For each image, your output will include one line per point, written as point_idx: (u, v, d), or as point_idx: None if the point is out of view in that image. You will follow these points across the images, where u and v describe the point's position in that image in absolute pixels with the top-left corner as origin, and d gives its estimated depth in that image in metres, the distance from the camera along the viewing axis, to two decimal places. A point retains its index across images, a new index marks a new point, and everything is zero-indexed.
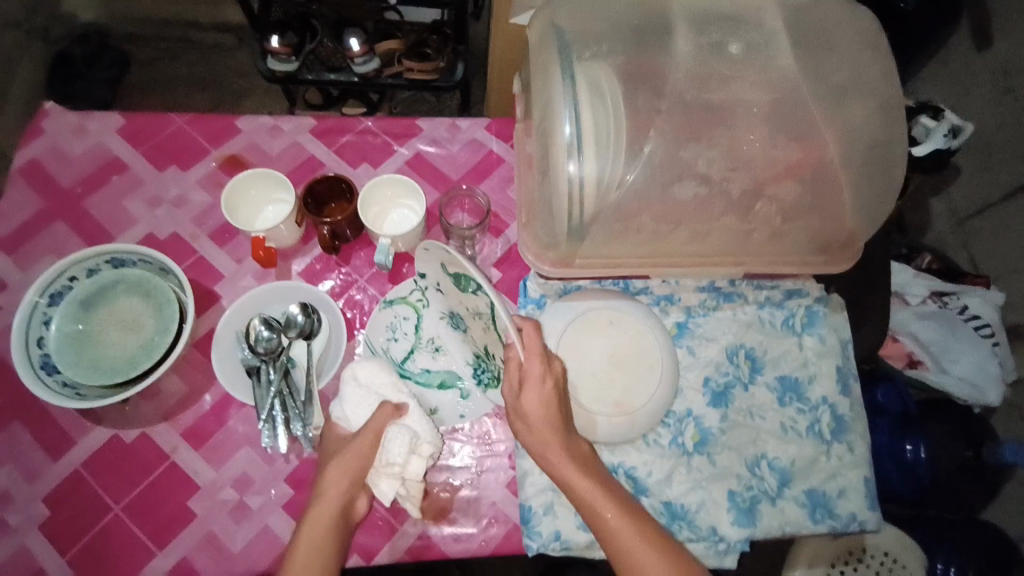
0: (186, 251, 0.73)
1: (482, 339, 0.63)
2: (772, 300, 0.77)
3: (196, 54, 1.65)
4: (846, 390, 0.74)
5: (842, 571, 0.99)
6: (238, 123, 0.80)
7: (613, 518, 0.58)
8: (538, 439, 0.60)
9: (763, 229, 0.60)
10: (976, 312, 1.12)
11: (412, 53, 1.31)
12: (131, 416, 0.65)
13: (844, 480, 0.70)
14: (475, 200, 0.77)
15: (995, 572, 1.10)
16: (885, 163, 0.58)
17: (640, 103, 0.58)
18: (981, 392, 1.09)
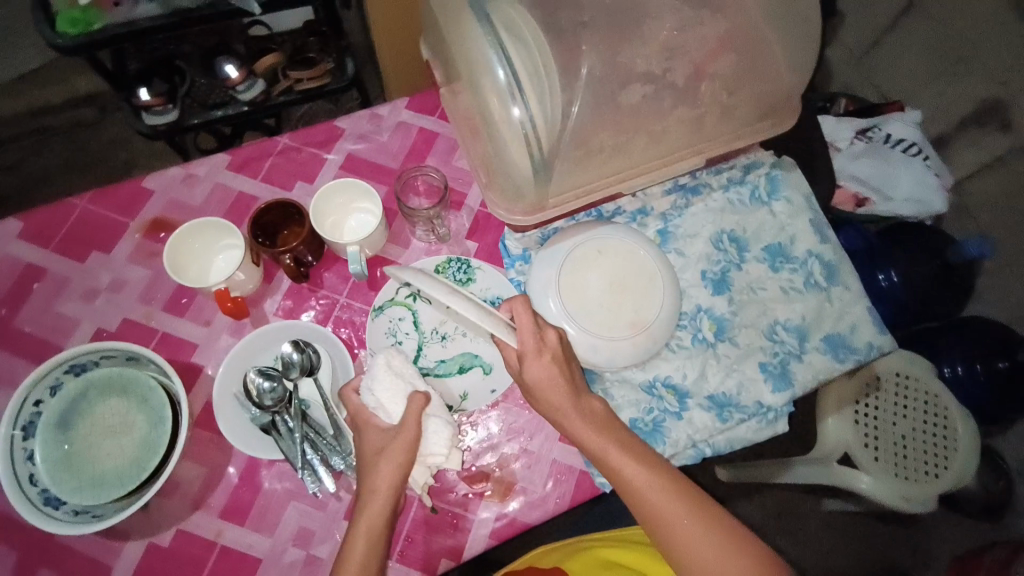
0: (146, 333, 0.68)
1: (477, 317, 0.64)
2: (734, 179, 0.79)
3: (59, 139, 1.49)
4: (825, 238, 0.77)
5: (867, 403, 1.06)
6: (148, 184, 0.73)
7: (646, 485, 0.56)
8: (549, 408, 0.59)
9: (714, 108, 0.60)
10: (900, 136, 1.20)
11: (297, 63, 1.24)
12: (159, 518, 0.61)
13: (852, 317, 0.74)
14: (428, 179, 0.74)
15: (999, 355, 1.16)
16: (803, 9, 0.60)
17: (563, 23, 0.56)
18: (928, 204, 1.19)
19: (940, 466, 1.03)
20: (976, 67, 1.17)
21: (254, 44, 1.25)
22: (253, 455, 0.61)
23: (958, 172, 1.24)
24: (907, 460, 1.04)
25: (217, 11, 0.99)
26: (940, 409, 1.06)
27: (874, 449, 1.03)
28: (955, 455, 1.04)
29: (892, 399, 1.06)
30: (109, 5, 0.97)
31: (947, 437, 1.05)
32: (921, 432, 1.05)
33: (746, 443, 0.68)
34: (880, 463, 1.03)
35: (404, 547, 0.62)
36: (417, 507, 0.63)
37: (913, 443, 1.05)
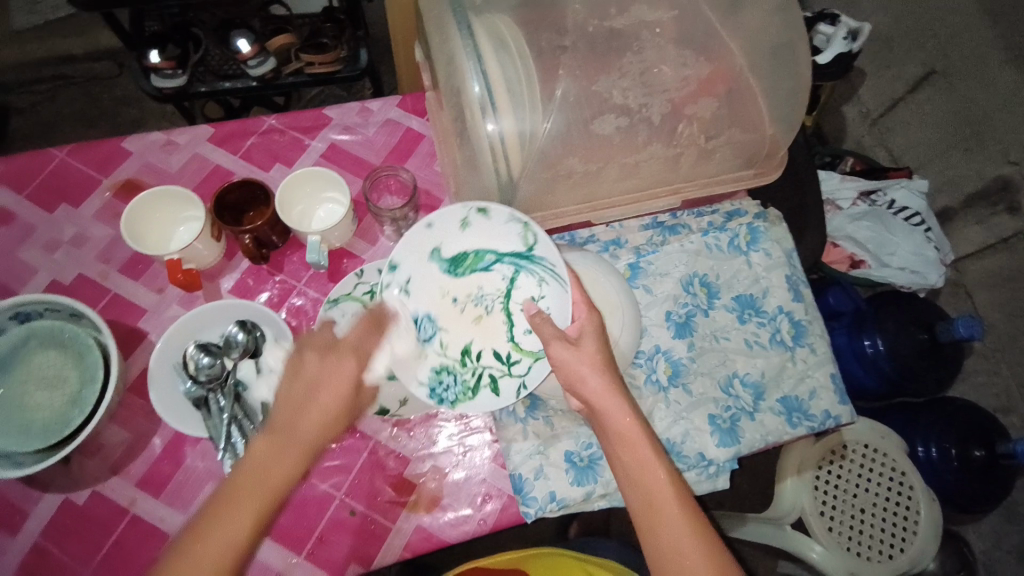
0: (98, 292, 0.67)
1: (467, 334, 0.60)
2: (715, 225, 0.78)
3: (76, 90, 1.52)
4: (799, 296, 0.76)
5: (829, 470, 1.04)
6: (127, 145, 0.74)
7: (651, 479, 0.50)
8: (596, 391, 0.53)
9: (690, 149, 0.60)
10: (904, 205, 1.18)
11: (308, 47, 1.24)
12: (75, 476, 0.60)
13: (814, 381, 0.72)
14: (400, 179, 0.74)
15: (976, 442, 1.13)
16: (792, 64, 0.59)
17: (543, 44, 0.56)
18: (922, 275, 1.17)
19: (896, 547, 0.99)
20: (991, 143, 1.21)
21: (270, 22, 1.25)
22: (179, 430, 0.60)
23: (959, 248, 1.22)
24: (863, 534, 1.00)
25: None
26: (906, 488, 1.02)
27: (828, 516, 1.01)
28: (914, 539, 0.99)
29: (856, 469, 1.04)
30: None
31: (909, 518, 1.01)
32: (881, 508, 1.02)
33: None
34: (832, 534, 1.00)
35: (313, 547, 0.61)
36: (336, 508, 0.62)
37: (871, 518, 1.02)
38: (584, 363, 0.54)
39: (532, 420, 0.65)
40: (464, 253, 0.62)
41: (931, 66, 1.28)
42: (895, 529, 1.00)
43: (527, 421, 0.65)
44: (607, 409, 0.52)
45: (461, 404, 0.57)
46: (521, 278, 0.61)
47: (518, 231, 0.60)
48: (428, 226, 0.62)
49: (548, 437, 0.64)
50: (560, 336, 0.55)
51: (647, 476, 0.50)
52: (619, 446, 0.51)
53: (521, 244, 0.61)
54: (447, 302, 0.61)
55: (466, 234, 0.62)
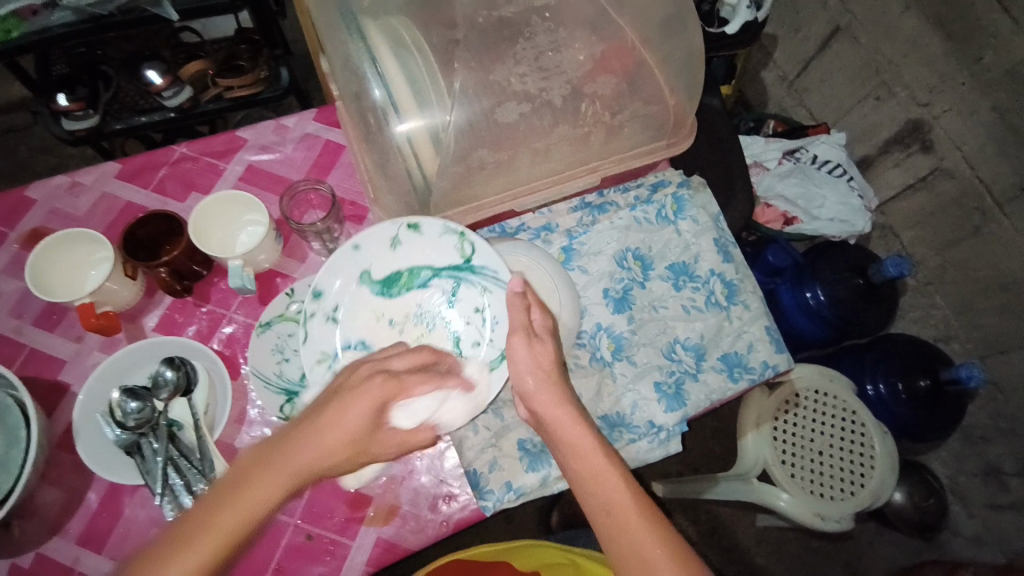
0: (14, 349, 0.64)
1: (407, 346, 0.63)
2: (641, 198, 0.80)
3: None
4: (728, 257, 0.78)
5: (785, 420, 1.08)
6: (31, 193, 0.71)
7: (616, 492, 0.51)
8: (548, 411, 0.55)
9: (598, 128, 0.61)
10: (825, 158, 1.25)
11: (226, 71, 1.21)
12: (9, 544, 0.57)
13: (750, 336, 0.75)
14: (321, 193, 0.73)
15: (921, 373, 1.18)
16: (683, 33, 0.61)
17: (435, 40, 0.57)
18: (851, 224, 1.22)
19: (856, 484, 1.04)
20: (897, 90, 1.16)
21: (182, 50, 1.22)
22: (115, 480, 0.58)
23: (882, 193, 1.28)
24: (825, 477, 1.05)
25: (133, 17, 0.96)
26: (858, 425, 1.07)
27: (790, 466, 1.05)
28: (872, 474, 1.04)
29: (811, 416, 1.08)
30: (28, 14, 0.92)
31: (866, 455, 1.05)
32: (838, 449, 1.06)
33: (638, 462, 0.68)
34: (795, 480, 1.04)
35: None
36: (291, 534, 0.61)
37: (830, 460, 1.06)
38: (533, 379, 0.57)
39: (482, 413, 0.66)
40: (399, 272, 0.63)
41: (836, 23, 1.25)
42: (855, 468, 1.05)
43: (477, 414, 0.65)
44: (563, 425, 0.54)
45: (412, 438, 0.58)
46: (460, 289, 0.64)
47: (453, 243, 0.63)
48: (356, 248, 0.62)
49: (501, 428, 0.65)
50: (526, 328, 0.58)
51: (601, 483, 0.52)
52: (575, 460, 0.53)
53: (458, 257, 0.63)
54: (382, 326, 0.62)
55: (396, 253, 0.63)
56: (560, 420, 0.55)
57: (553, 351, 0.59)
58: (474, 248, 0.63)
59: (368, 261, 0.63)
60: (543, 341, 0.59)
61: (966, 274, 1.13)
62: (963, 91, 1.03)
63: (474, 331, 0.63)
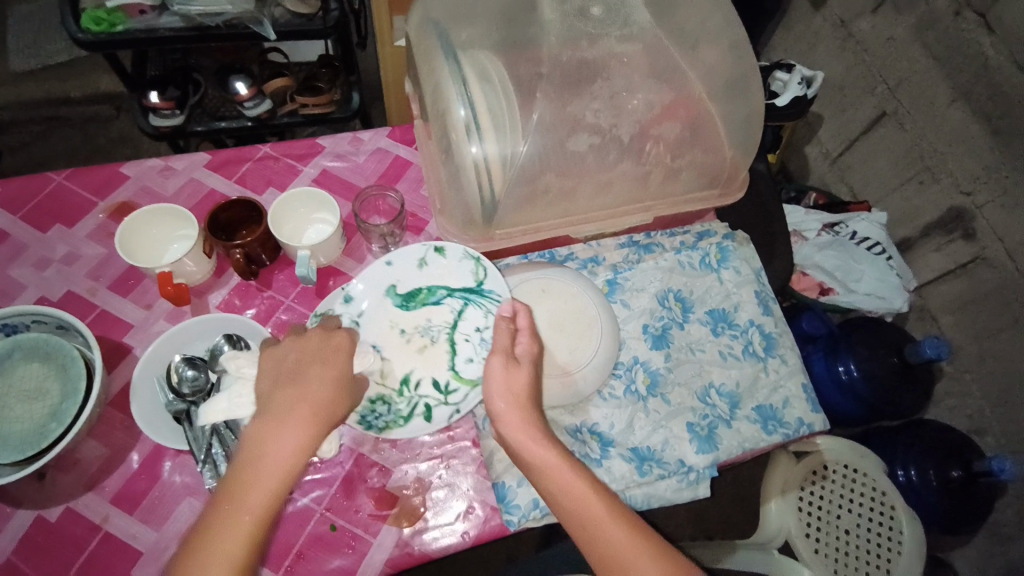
0: (85, 307, 0.68)
1: (411, 361, 0.64)
2: (687, 244, 0.83)
3: (70, 129, 1.54)
4: (768, 311, 0.80)
5: (812, 492, 1.04)
6: (124, 170, 0.77)
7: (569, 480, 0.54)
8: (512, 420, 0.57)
9: (658, 168, 0.65)
10: (865, 235, 1.24)
11: (304, 89, 1.31)
12: (50, 490, 0.59)
13: (786, 391, 0.75)
14: (390, 201, 0.78)
15: (954, 462, 1.14)
16: (747, 94, 0.66)
17: (521, 72, 0.62)
18: (888, 301, 1.22)
19: (882, 568, 0.98)
20: (941, 177, 1.18)
21: (268, 66, 1.33)
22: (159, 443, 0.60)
23: (921, 275, 1.28)
24: (850, 556, 1.00)
25: (236, 31, 1.06)
26: (887, 508, 1.03)
27: (815, 540, 1.01)
28: (899, 559, 0.99)
29: (839, 490, 1.05)
30: (134, 12, 1.03)
31: (893, 538, 1.00)
32: (865, 529, 1.02)
33: (665, 501, 0.67)
34: (819, 556, 0.99)
35: (292, 562, 0.59)
36: (315, 522, 0.61)
37: (855, 539, 1.01)
38: (503, 402, 0.57)
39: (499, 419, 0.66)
40: (418, 288, 0.67)
41: (883, 107, 1.29)
42: (881, 549, 1.00)
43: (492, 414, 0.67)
44: (535, 454, 0.55)
45: (390, 431, 0.61)
46: (469, 311, 0.67)
47: (471, 267, 0.67)
48: (388, 265, 0.67)
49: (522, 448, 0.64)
50: (506, 352, 0.59)
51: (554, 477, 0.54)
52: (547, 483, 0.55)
53: (471, 279, 0.67)
54: (393, 334, 0.65)
55: (422, 273, 0.68)
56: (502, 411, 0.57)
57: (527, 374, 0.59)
58: (488, 273, 0.67)
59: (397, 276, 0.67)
60: (519, 366, 0.59)
61: (1005, 364, 1.11)
62: (1005, 183, 1.05)
63: (470, 348, 0.65)
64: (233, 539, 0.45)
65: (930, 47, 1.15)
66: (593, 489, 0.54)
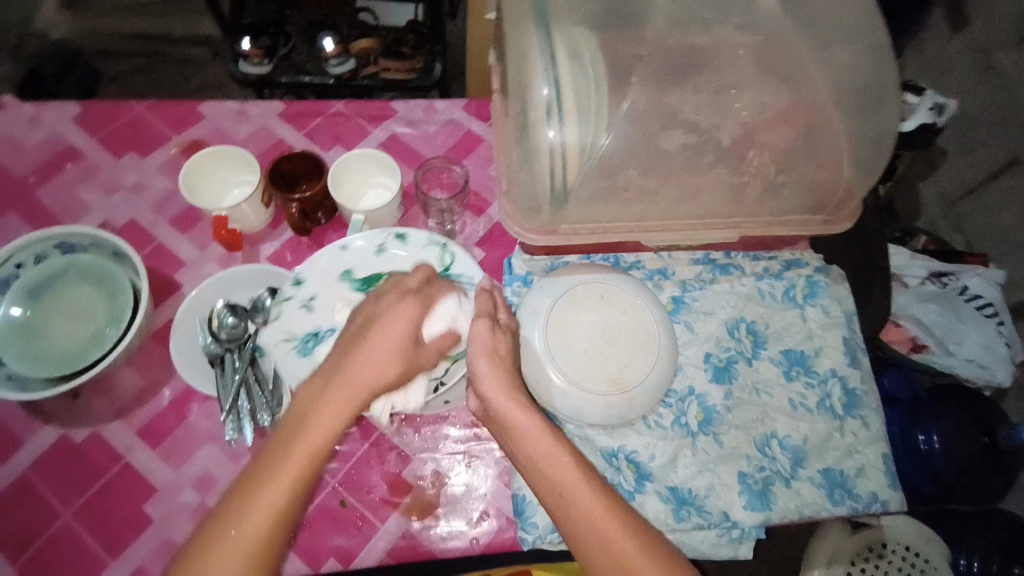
0: (144, 238, 0.69)
1: None
2: (771, 271, 0.74)
3: (170, 68, 1.61)
4: (856, 362, 0.69)
5: (863, 569, 0.92)
6: (202, 109, 0.77)
7: (590, 503, 0.47)
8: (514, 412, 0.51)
9: (758, 180, 0.57)
10: (978, 292, 1.09)
11: (388, 54, 1.29)
12: (81, 412, 0.60)
13: (861, 458, 0.65)
14: (454, 175, 0.74)
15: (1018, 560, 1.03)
16: (880, 108, 0.56)
17: (619, 50, 0.55)
18: (990, 372, 1.06)
19: None
20: None
21: (356, 28, 1.33)
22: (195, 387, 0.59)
23: None
24: None
25: None
26: None
27: None
28: None
29: (894, 574, 0.92)
30: None
31: None
32: None
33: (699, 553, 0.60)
34: None
35: (297, 533, 0.57)
36: (327, 495, 0.59)
37: None
38: (486, 362, 0.53)
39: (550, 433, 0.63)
40: (376, 274, 0.63)
41: (1018, 152, 1.13)
42: None
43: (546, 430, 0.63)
44: (543, 457, 0.49)
45: None
46: None
47: (437, 252, 0.63)
48: (344, 249, 0.63)
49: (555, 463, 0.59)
50: (490, 317, 0.56)
51: (568, 493, 0.47)
52: (559, 504, 0.48)
53: (437, 264, 0.63)
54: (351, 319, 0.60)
55: (379, 258, 0.64)
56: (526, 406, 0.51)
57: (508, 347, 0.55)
58: (455, 258, 0.63)
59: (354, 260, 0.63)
60: (505, 334, 0.56)
61: None
62: None
63: None
64: (270, 501, 0.44)
65: None
66: (631, 534, 0.47)
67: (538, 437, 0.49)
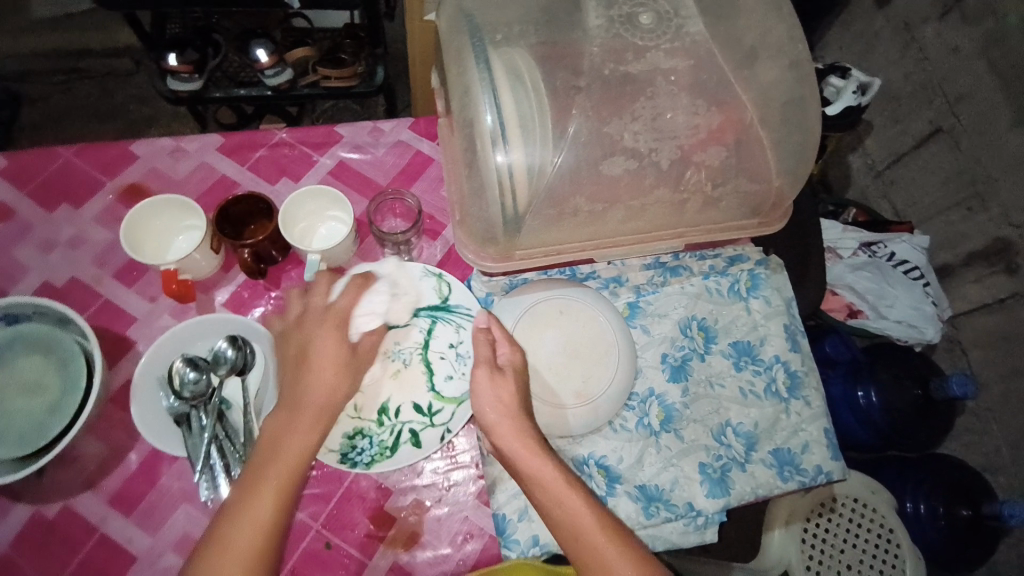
0: (90, 297, 0.67)
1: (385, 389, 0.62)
2: (717, 269, 0.78)
3: (90, 84, 1.50)
4: (797, 346, 0.75)
5: (817, 523, 1.01)
6: (135, 149, 0.73)
7: (549, 476, 0.53)
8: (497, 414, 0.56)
9: (696, 196, 0.60)
10: (904, 257, 1.18)
11: (326, 60, 1.25)
12: (48, 487, 0.59)
13: (806, 435, 0.71)
14: (406, 204, 0.74)
15: (964, 502, 1.10)
16: (803, 118, 0.60)
17: (558, 82, 0.56)
18: (919, 330, 1.17)
19: None
20: (990, 205, 1.10)
21: (290, 36, 1.28)
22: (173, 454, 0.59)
23: (955, 304, 1.21)
24: None
25: None
26: (891, 545, 1.00)
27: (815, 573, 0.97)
28: None
29: (844, 524, 1.02)
30: None
31: None
32: (867, 566, 0.99)
33: (670, 544, 0.66)
34: None
35: None
36: (312, 539, 0.61)
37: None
38: (493, 413, 0.56)
39: None
40: None
41: (938, 123, 1.19)
42: None
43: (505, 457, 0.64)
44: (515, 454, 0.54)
45: (380, 464, 0.60)
46: (438, 329, 0.65)
47: (433, 285, 0.67)
48: (349, 290, 0.65)
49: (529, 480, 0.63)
50: (489, 362, 0.58)
51: (529, 463, 0.54)
52: (527, 482, 0.54)
53: (436, 297, 0.67)
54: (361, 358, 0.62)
55: (385, 294, 0.66)
56: (495, 420, 0.56)
57: (515, 386, 0.58)
58: (452, 288, 0.67)
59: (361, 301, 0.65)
60: (505, 377, 0.58)
61: None
62: None
63: (447, 365, 0.64)
64: (250, 525, 0.47)
65: (995, 64, 1.07)
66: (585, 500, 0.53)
67: (507, 435, 0.55)
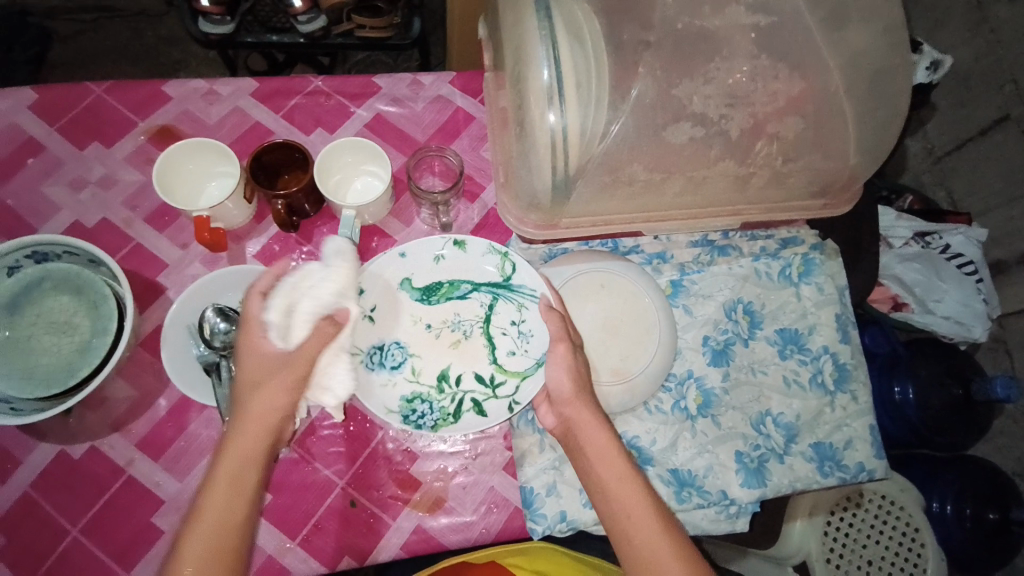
0: (121, 240, 0.65)
1: (444, 358, 0.63)
2: (768, 251, 0.74)
3: (121, 23, 1.47)
4: (847, 338, 0.71)
5: (841, 517, 0.98)
6: (168, 90, 0.71)
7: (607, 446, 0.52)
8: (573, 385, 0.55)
9: (763, 171, 0.56)
10: (959, 251, 1.11)
11: (361, 8, 1.17)
12: (76, 427, 0.58)
13: (850, 431, 0.68)
14: (447, 162, 0.71)
15: (992, 505, 1.07)
16: (890, 89, 0.54)
17: (624, 36, 0.51)
18: (967, 328, 1.10)
19: None
20: None
21: None
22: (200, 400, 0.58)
23: (1007, 304, 1.15)
24: None
25: None
26: (916, 544, 0.96)
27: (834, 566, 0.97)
28: None
29: (869, 521, 0.98)
30: None
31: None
32: (887, 563, 0.96)
33: (700, 530, 0.64)
34: None
35: (308, 532, 0.59)
36: (337, 496, 0.60)
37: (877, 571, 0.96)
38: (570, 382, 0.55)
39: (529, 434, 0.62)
40: (438, 283, 0.65)
41: (1007, 110, 1.10)
42: None
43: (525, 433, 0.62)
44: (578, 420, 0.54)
45: (444, 428, 0.60)
46: (500, 305, 0.65)
47: (496, 262, 0.65)
48: (403, 255, 0.64)
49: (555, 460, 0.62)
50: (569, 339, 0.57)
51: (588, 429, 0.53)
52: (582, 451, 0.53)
53: (498, 274, 0.65)
54: (421, 328, 0.64)
55: (439, 267, 0.65)
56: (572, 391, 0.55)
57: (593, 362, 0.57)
58: (516, 266, 0.65)
59: (411, 268, 0.64)
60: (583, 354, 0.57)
61: None
62: None
63: (510, 341, 0.64)
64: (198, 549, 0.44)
65: None
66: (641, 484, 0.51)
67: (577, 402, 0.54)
